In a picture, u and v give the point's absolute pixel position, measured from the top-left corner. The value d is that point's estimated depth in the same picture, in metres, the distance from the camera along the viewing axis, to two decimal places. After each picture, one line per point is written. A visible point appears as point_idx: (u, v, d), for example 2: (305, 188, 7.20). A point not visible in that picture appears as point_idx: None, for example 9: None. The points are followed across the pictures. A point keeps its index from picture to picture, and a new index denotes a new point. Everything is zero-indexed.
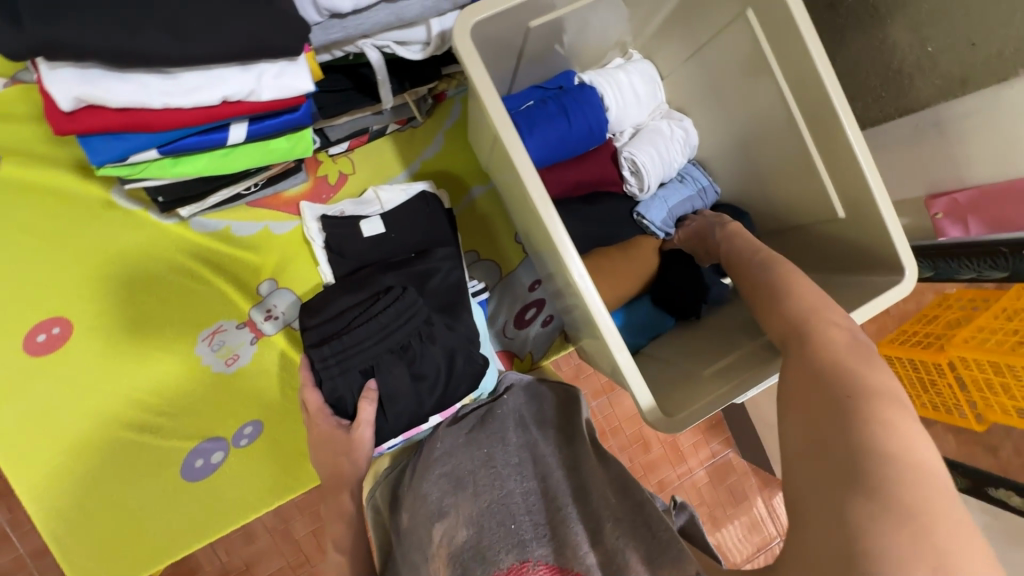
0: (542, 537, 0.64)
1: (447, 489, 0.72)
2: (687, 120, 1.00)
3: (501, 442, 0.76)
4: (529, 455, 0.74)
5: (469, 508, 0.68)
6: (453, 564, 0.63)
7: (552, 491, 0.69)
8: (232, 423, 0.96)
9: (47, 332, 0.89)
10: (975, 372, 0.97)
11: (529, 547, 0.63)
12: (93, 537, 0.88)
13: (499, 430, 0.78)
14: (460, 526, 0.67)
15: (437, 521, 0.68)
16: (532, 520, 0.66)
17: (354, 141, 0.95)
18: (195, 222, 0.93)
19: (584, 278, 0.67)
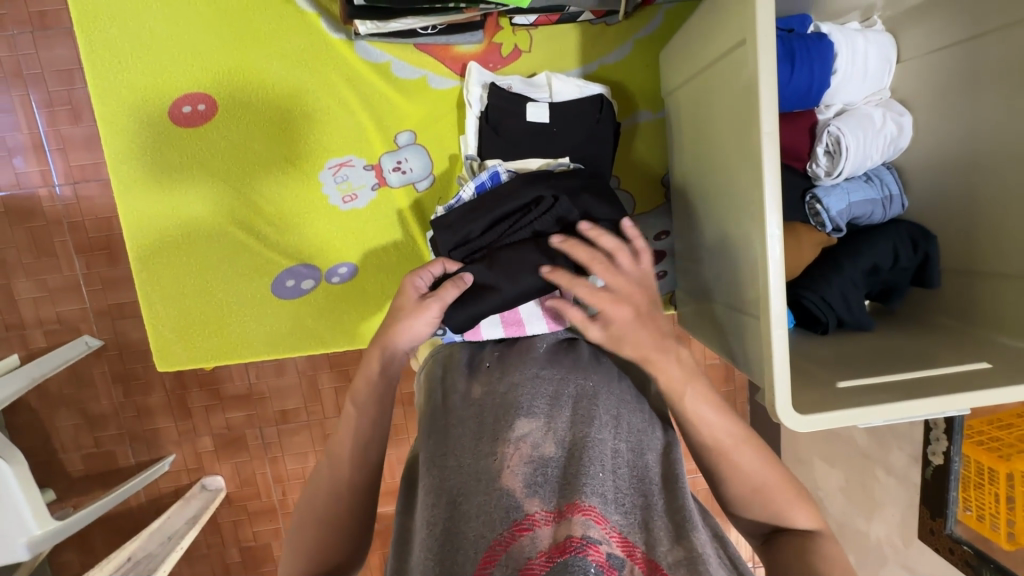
0: (620, 501, 0.53)
1: (544, 396, 0.61)
2: (907, 116, 0.86)
3: (608, 385, 0.65)
4: (631, 420, 0.63)
5: (563, 428, 0.58)
6: (528, 468, 0.53)
7: (643, 469, 0.58)
8: (330, 258, 0.96)
9: (192, 106, 0.89)
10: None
11: (612, 502, 0.51)
12: (183, 309, 0.94)
13: (606, 374, 0.67)
14: (548, 438, 0.56)
15: (523, 416, 0.58)
16: (621, 481, 0.55)
17: (543, 17, 0.87)
18: (360, 46, 0.89)
19: (775, 238, 0.61)
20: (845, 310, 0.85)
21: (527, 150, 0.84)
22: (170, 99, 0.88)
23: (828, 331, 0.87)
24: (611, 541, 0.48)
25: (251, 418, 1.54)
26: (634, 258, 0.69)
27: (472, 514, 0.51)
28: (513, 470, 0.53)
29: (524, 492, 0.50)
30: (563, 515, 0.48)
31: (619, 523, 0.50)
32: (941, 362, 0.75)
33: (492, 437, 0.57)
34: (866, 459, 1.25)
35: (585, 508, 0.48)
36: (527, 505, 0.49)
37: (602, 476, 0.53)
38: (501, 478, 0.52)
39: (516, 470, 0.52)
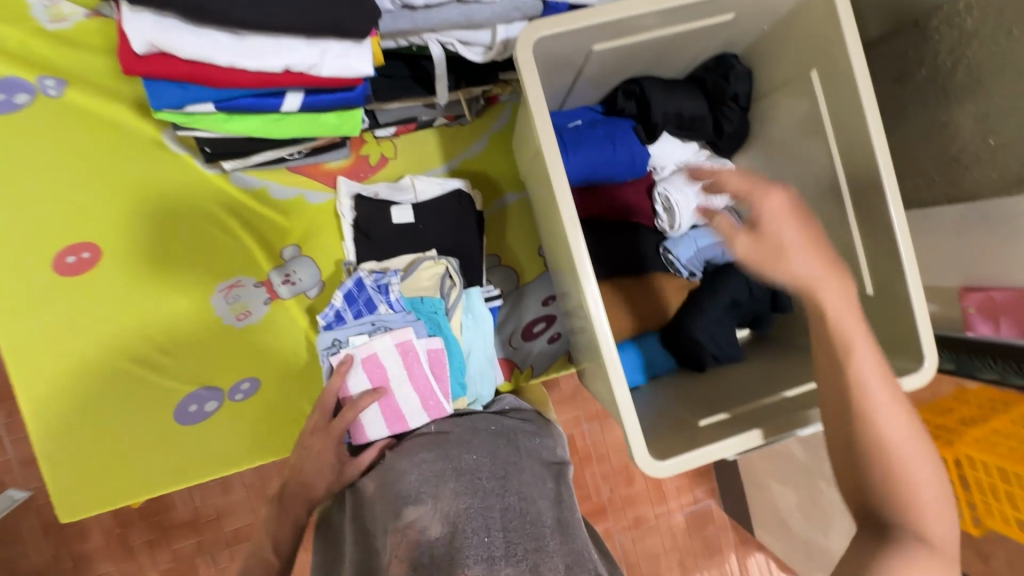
0: (512, 556, 0.56)
1: (428, 478, 0.65)
2: (731, 164, 0.97)
3: (490, 453, 0.71)
4: (517, 474, 0.70)
5: (448, 502, 0.62)
6: (416, 552, 0.55)
7: (530, 514, 0.64)
8: (231, 377, 0.98)
9: (77, 255, 0.92)
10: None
11: (498, 564, 0.54)
12: (82, 457, 0.92)
13: (491, 445, 0.73)
14: (435, 518, 0.60)
15: (409, 504, 0.61)
16: (511, 537, 0.59)
17: (400, 127, 0.96)
18: (235, 177, 0.96)
19: (599, 309, 0.67)
20: (716, 344, 0.92)
21: (399, 248, 0.90)
22: (54, 251, 0.90)
23: (706, 367, 0.93)
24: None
25: (200, 544, 1.47)
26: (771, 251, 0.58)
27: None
28: (401, 558, 0.55)
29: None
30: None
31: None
32: (795, 381, 0.81)
33: (381, 535, 0.60)
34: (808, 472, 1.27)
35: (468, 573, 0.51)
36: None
37: (484, 539, 0.57)
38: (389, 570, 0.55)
39: (401, 558, 0.55)
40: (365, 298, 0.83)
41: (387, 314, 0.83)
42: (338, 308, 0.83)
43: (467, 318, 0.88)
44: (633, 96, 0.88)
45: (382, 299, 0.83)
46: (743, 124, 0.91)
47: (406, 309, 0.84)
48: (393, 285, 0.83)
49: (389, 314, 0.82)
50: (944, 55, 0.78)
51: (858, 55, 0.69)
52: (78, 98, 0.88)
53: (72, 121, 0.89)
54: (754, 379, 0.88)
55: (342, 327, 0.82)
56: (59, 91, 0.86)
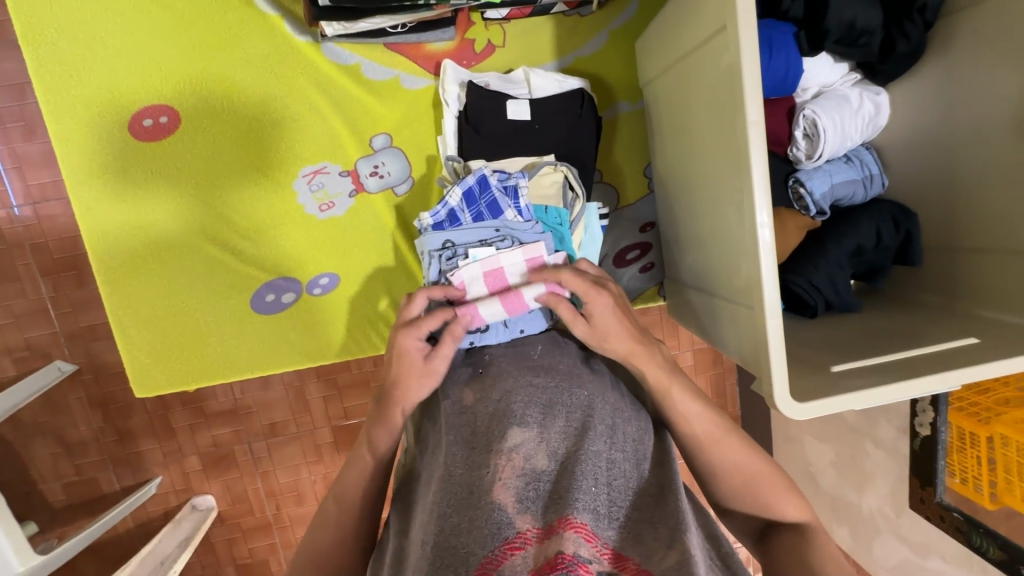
0: (614, 515, 0.52)
1: (538, 406, 0.61)
2: (883, 94, 0.85)
3: (599, 394, 0.64)
4: (628, 431, 0.62)
5: (555, 439, 0.57)
6: (520, 480, 0.52)
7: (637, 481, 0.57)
8: (311, 270, 0.93)
9: (154, 119, 0.85)
10: (1012, 454, 0.93)
11: (602, 521, 0.50)
12: (159, 335, 0.90)
13: (597, 387, 0.66)
14: (541, 450, 0.56)
15: (515, 426, 0.58)
16: (615, 495, 0.54)
17: (514, 10, 0.85)
18: (329, 49, 0.86)
19: (767, 229, 0.60)
20: (836, 291, 0.86)
21: (510, 149, 0.83)
22: (131, 111, 0.84)
23: (817, 313, 0.88)
24: (602, 558, 0.47)
25: (240, 433, 1.49)
26: (606, 300, 0.66)
27: (463, 528, 0.50)
28: (505, 480, 0.53)
29: (514, 506, 0.50)
30: (551, 530, 0.47)
31: (613, 538, 0.50)
32: (932, 338, 0.75)
33: (483, 451, 0.57)
34: (854, 434, 1.22)
35: (576, 522, 0.47)
36: (518, 519, 0.49)
37: (591, 488, 0.51)
38: (491, 492, 0.52)
39: (505, 481, 0.52)
40: (488, 201, 0.77)
41: (514, 222, 0.77)
42: (453, 208, 0.78)
43: (587, 235, 0.82)
44: None
45: (511, 204, 0.77)
46: (920, 44, 0.78)
47: (532, 217, 0.78)
48: (520, 188, 0.77)
49: (516, 222, 0.77)
50: None
51: None
52: None
53: None
54: (875, 331, 0.82)
55: (457, 228, 0.77)
56: None
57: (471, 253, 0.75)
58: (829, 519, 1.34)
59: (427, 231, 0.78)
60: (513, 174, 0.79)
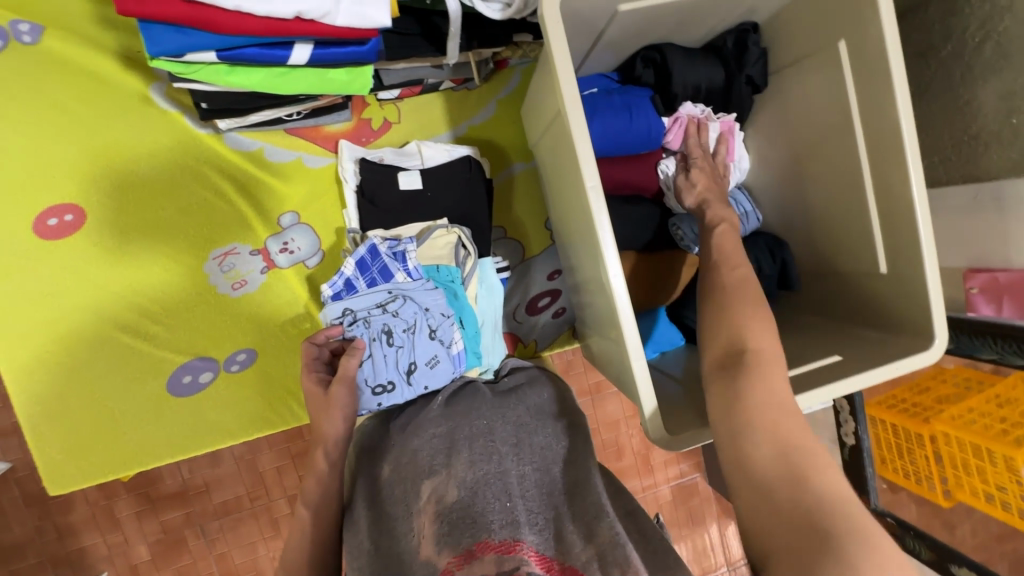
0: (534, 522, 0.56)
1: (441, 451, 0.65)
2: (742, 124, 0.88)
3: (503, 417, 0.70)
4: (535, 444, 0.68)
5: (464, 471, 0.61)
6: (436, 523, 0.56)
7: (551, 482, 0.63)
8: (227, 347, 0.94)
9: (59, 218, 0.87)
10: (954, 450, 1.00)
11: (522, 525, 0.54)
12: (71, 431, 0.89)
13: (503, 409, 0.72)
14: (451, 485, 0.60)
15: (425, 479, 0.62)
16: (532, 502, 0.59)
17: (405, 90, 0.92)
18: (230, 138, 0.91)
19: (619, 280, 0.66)
20: None
21: (405, 217, 0.89)
22: (35, 212, 0.86)
23: None
24: (528, 559, 0.50)
25: (189, 516, 1.45)
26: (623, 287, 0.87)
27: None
28: (424, 535, 0.57)
29: (435, 550, 0.53)
30: (471, 553, 0.51)
31: (536, 541, 0.54)
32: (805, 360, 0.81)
33: (403, 516, 0.61)
34: None
35: (491, 543, 0.51)
36: (440, 562, 0.52)
37: (505, 504, 0.56)
38: (417, 551, 0.55)
39: (426, 534, 0.56)
40: (380, 266, 0.82)
41: (405, 283, 0.82)
42: (348, 277, 0.81)
43: (480, 285, 0.90)
44: (652, 64, 0.86)
45: (400, 267, 0.82)
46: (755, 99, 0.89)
47: (424, 277, 0.83)
48: (409, 253, 0.83)
49: (407, 283, 0.82)
50: (974, 28, 0.76)
51: (891, 26, 0.67)
52: (63, 49, 0.83)
53: (56, 73, 0.84)
54: None
55: (354, 296, 0.81)
56: (36, 39, 0.82)
57: (367, 317, 0.79)
58: None
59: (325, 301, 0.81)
60: (403, 241, 0.84)
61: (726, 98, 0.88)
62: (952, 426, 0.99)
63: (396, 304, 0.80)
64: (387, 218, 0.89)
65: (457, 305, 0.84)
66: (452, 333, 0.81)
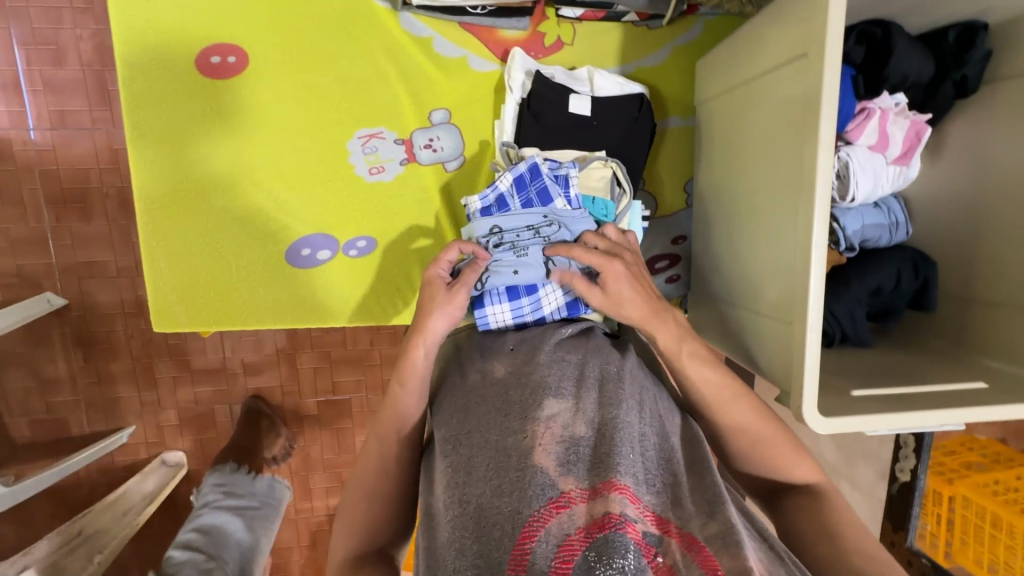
0: (652, 483, 0.54)
1: (570, 380, 0.64)
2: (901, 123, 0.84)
3: (630, 374, 0.67)
4: (654, 405, 0.65)
5: (591, 411, 0.59)
6: (559, 447, 0.55)
7: (669, 452, 0.59)
8: (350, 231, 0.93)
9: (222, 58, 0.85)
10: (970, 515, 1.03)
11: (642, 484, 0.52)
12: (187, 273, 0.90)
13: (628, 367, 0.68)
14: (577, 420, 0.58)
15: (551, 398, 0.60)
16: (650, 463, 0.56)
17: (588, 12, 0.90)
18: (405, 18, 0.88)
19: (819, 246, 0.63)
20: (853, 324, 0.89)
21: (566, 142, 0.87)
22: (200, 47, 0.85)
23: (833, 344, 0.91)
24: (645, 519, 0.49)
25: (220, 394, 1.47)
26: (619, 267, 0.69)
27: (502, 490, 0.52)
28: (545, 448, 0.55)
29: (557, 471, 0.52)
30: (598, 491, 0.50)
31: (653, 501, 0.52)
32: (941, 379, 0.80)
33: (520, 417, 0.59)
34: None
35: (620, 484, 0.50)
36: (561, 483, 0.51)
37: (631, 455, 0.54)
38: (532, 457, 0.54)
39: (544, 447, 0.54)
40: (538, 187, 0.80)
41: (562, 210, 0.80)
42: (502, 193, 0.81)
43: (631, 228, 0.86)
44: (866, 42, 0.81)
45: (561, 192, 0.80)
46: (946, 106, 0.85)
47: (580, 207, 0.82)
48: (571, 179, 0.81)
49: (564, 210, 0.80)
50: None
51: None
52: None
53: None
54: (888, 366, 0.86)
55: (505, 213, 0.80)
56: None
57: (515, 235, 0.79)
58: None
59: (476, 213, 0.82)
60: (563, 165, 0.83)
61: (923, 96, 0.85)
62: (974, 489, 1.03)
63: (550, 229, 0.78)
64: (548, 138, 0.86)
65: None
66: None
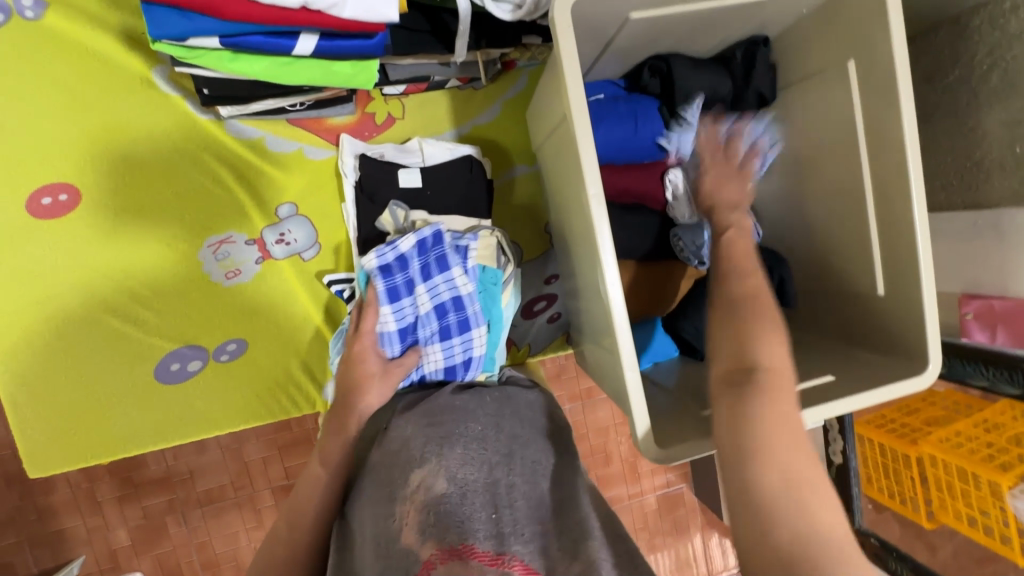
0: (521, 532, 0.54)
1: (436, 442, 0.63)
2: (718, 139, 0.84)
3: (500, 425, 0.69)
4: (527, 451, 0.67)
5: (455, 467, 0.60)
6: (422, 516, 0.54)
7: (542, 500, 0.61)
8: (218, 336, 0.94)
9: (53, 197, 0.86)
10: (940, 473, 1.02)
11: (508, 540, 0.53)
12: (54, 411, 0.89)
13: (497, 415, 0.71)
14: (441, 479, 0.58)
15: (416, 468, 0.60)
16: (519, 512, 0.57)
17: (411, 86, 0.91)
18: (231, 125, 0.90)
19: (616, 290, 0.65)
20: None
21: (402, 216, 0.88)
22: (27, 191, 0.85)
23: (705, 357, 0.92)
24: (513, 570, 0.49)
25: (172, 503, 1.41)
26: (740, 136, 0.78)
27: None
28: (410, 525, 0.54)
29: (418, 542, 0.52)
30: (457, 551, 0.49)
31: (522, 552, 0.52)
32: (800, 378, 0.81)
33: (389, 503, 0.59)
34: None
35: (478, 548, 0.50)
36: (423, 553, 0.50)
37: (491, 514, 0.55)
38: (400, 539, 0.53)
39: (412, 523, 0.54)
40: (438, 254, 0.81)
41: (460, 278, 0.82)
42: (402, 253, 0.79)
43: (513, 295, 0.90)
44: (659, 73, 0.86)
45: (459, 262, 0.82)
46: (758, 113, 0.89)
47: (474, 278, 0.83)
48: (471, 249, 0.83)
49: (461, 278, 0.82)
50: (983, 54, 0.75)
51: (900, 48, 0.67)
52: (66, 29, 0.83)
53: (59, 52, 0.83)
54: None
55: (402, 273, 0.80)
56: (37, 14, 0.81)
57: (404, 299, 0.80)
58: None
59: (376, 271, 0.78)
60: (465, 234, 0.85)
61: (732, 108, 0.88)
62: (938, 446, 1.01)
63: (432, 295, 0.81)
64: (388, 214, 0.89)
65: (490, 311, 0.86)
66: (479, 338, 0.83)
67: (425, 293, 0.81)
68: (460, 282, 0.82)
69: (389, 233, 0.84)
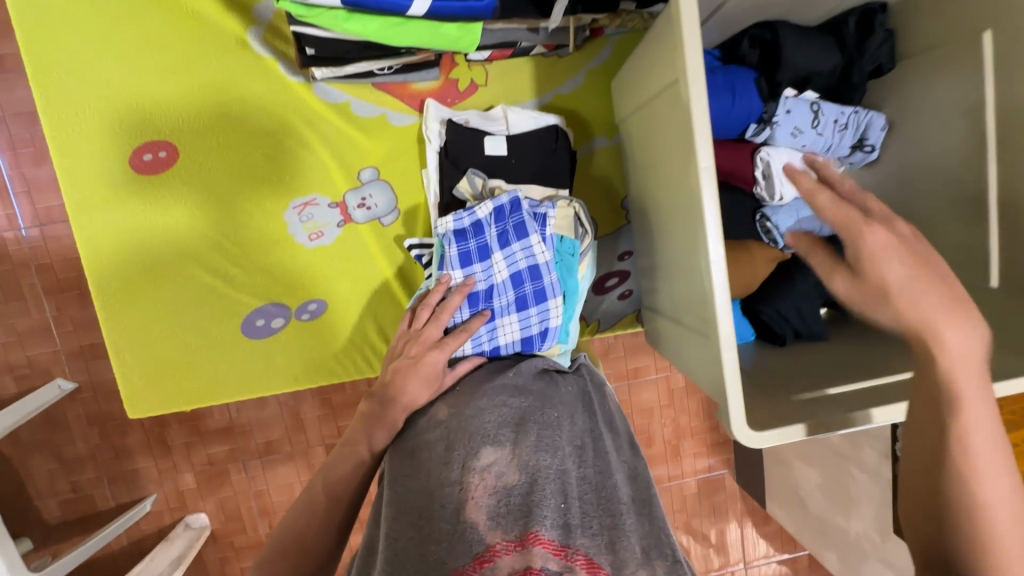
0: (586, 526, 0.54)
1: (509, 424, 0.63)
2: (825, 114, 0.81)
3: (571, 416, 0.68)
4: (596, 445, 0.66)
5: (528, 453, 0.59)
6: (490, 498, 0.54)
7: (609, 490, 0.60)
8: (300, 295, 0.97)
9: (153, 154, 0.90)
10: None
11: (573, 532, 0.52)
12: (151, 356, 0.95)
13: (567, 406, 0.70)
14: (512, 465, 0.57)
15: (488, 445, 0.60)
16: (586, 506, 0.56)
17: (496, 52, 0.89)
18: (320, 88, 0.91)
19: (719, 267, 0.64)
20: (802, 319, 0.88)
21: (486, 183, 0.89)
22: (131, 148, 0.89)
23: (786, 342, 0.90)
24: (574, 565, 0.50)
25: (233, 452, 1.49)
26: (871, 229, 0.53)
27: (439, 541, 0.52)
28: (477, 501, 0.54)
29: (486, 524, 0.52)
30: (525, 542, 0.49)
31: (585, 546, 0.52)
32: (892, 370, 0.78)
33: (456, 467, 0.58)
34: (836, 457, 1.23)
35: (543, 537, 0.50)
36: (490, 537, 0.50)
37: (560, 503, 0.54)
38: (465, 515, 0.53)
39: (480, 501, 0.54)
40: (516, 221, 0.82)
41: (537, 246, 0.82)
42: (480, 219, 0.83)
43: (591, 268, 0.89)
44: (760, 43, 0.82)
45: (536, 229, 0.82)
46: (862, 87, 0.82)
47: (551, 247, 0.84)
48: (549, 217, 0.83)
49: (538, 246, 0.82)
50: None
51: None
52: None
53: (162, 11, 0.85)
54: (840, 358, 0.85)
55: (479, 238, 0.83)
56: None
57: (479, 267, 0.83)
58: (817, 545, 1.34)
59: (449, 235, 0.82)
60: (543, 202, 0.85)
61: (837, 84, 0.83)
62: None
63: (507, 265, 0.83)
64: None
65: (566, 283, 0.84)
66: (555, 309, 0.82)
67: (502, 260, 0.83)
68: (538, 250, 0.82)
69: (467, 199, 0.87)
